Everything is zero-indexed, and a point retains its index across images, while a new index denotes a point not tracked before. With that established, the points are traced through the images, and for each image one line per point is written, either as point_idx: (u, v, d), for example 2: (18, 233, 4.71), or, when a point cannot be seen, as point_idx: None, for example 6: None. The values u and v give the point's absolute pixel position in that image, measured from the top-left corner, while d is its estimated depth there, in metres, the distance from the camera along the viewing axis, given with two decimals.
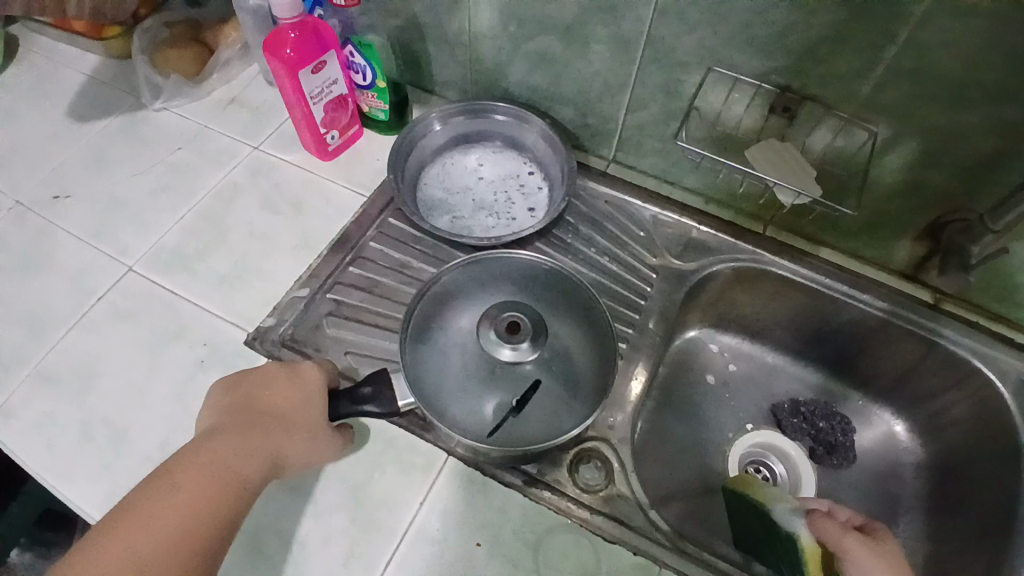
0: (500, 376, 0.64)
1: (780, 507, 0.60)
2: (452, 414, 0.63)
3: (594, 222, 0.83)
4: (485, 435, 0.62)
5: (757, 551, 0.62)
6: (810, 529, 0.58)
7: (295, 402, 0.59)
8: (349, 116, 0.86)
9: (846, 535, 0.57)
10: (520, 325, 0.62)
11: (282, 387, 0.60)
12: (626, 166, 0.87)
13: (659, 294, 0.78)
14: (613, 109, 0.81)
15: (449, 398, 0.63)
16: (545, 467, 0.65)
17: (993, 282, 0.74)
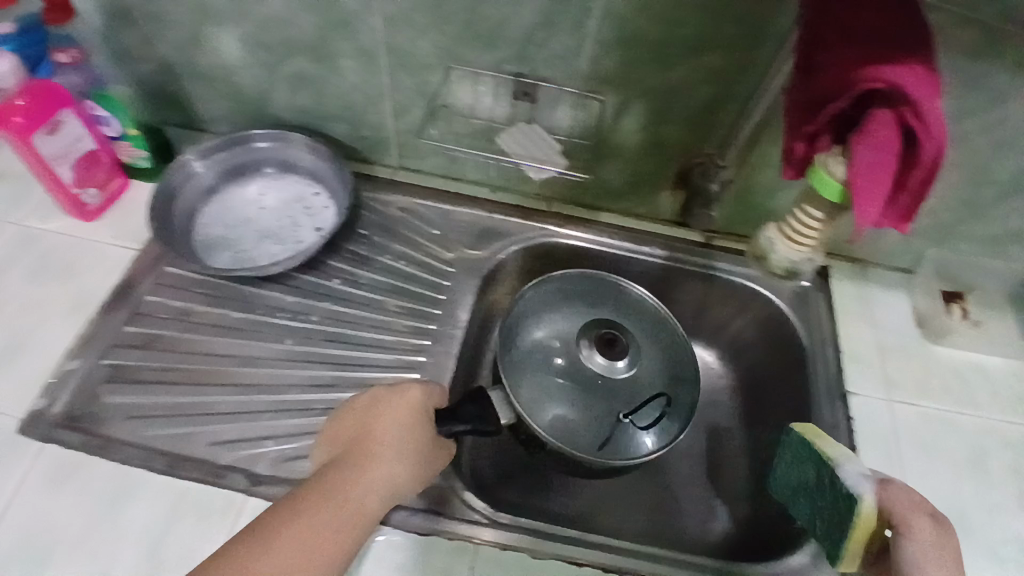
0: (645, 384, 0.73)
1: (850, 468, 0.58)
2: (555, 431, 0.69)
3: (387, 230, 0.85)
4: (593, 450, 0.68)
5: (802, 494, 0.63)
6: (879, 496, 0.56)
7: (411, 428, 0.61)
8: (107, 171, 0.82)
9: (916, 513, 0.54)
10: (617, 340, 0.72)
11: (386, 419, 0.61)
12: (412, 170, 0.89)
13: (458, 287, 0.81)
14: (381, 118, 0.81)
15: (543, 412, 0.70)
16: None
17: (746, 214, 0.83)
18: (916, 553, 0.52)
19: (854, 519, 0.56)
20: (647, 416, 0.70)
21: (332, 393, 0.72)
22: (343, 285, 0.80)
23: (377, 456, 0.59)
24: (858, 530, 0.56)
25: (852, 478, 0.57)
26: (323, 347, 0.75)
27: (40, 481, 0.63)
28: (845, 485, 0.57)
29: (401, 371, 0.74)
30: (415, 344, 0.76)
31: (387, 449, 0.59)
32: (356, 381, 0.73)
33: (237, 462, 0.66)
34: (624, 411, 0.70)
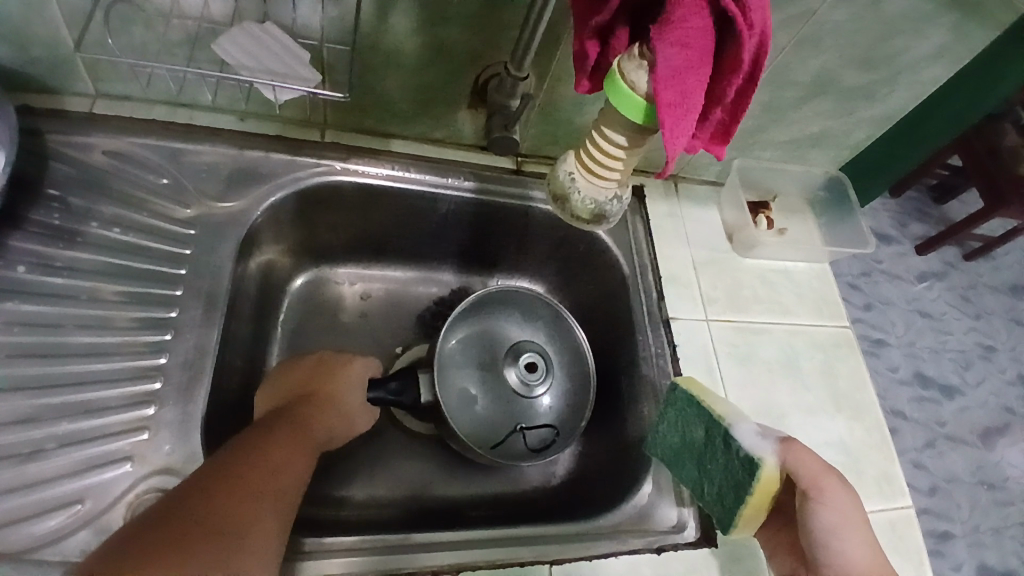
0: (539, 403, 0.74)
1: (747, 429, 0.54)
2: (466, 425, 0.70)
3: (93, 186, 0.61)
4: (487, 447, 0.70)
5: (697, 458, 0.57)
6: (781, 460, 0.53)
7: (339, 395, 0.61)
8: None
9: (823, 473, 0.53)
10: (536, 366, 0.74)
11: (325, 384, 0.61)
12: (117, 96, 0.64)
13: (207, 255, 0.61)
14: (39, 24, 0.55)
15: (469, 408, 0.71)
16: (92, 540, 0.49)
17: (556, 133, 0.73)
18: (826, 518, 0.52)
19: (752, 483, 0.52)
20: (543, 437, 0.72)
21: (37, 429, 0.52)
22: (35, 274, 0.56)
23: (331, 412, 0.60)
24: (758, 495, 0.52)
25: (749, 439, 0.53)
26: (13, 371, 0.53)
27: None
28: (743, 448, 0.53)
29: (131, 383, 0.55)
30: (153, 344, 0.57)
31: (325, 411, 0.59)
32: (74, 407, 0.53)
33: None
34: (522, 423, 0.72)
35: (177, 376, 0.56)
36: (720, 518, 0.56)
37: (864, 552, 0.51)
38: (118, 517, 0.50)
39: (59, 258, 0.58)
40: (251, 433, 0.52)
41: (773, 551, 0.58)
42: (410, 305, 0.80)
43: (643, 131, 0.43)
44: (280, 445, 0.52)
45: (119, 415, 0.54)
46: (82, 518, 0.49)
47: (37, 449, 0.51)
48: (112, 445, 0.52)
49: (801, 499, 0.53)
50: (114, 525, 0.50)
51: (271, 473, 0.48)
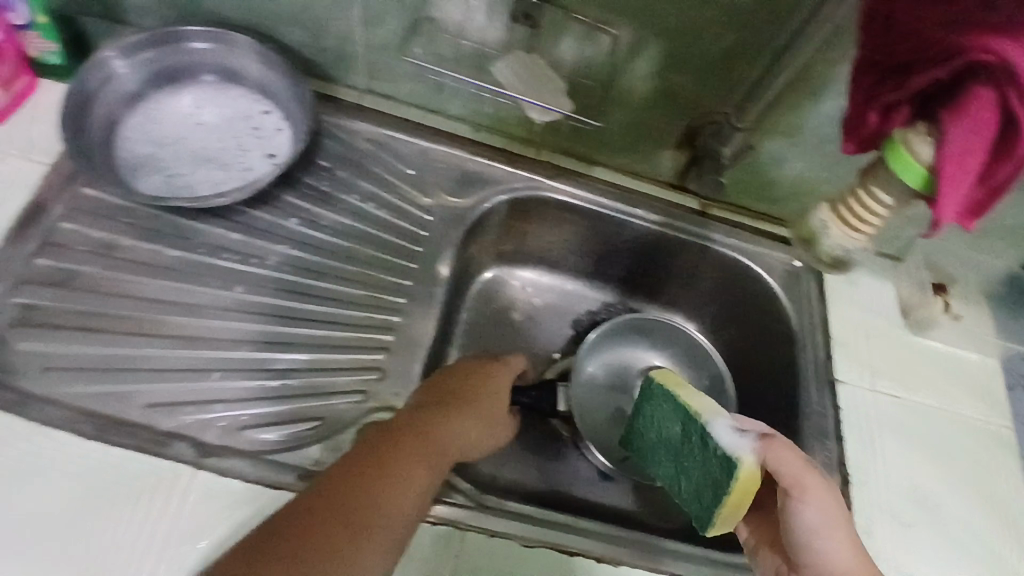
0: None
1: (723, 425, 0.52)
2: (601, 437, 0.77)
3: (354, 165, 0.71)
4: (619, 461, 0.75)
5: (680, 456, 0.57)
6: (758, 454, 0.51)
7: (478, 403, 0.60)
8: (10, 65, 0.65)
9: (804, 471, 0.52)
10: None
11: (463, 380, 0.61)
12: (383, 95, 0.75)
13: (437, 238, 0.70)
14: (348, 27, 0.67)
15: (602, 423, 0.78)
16: (324, 455, 0.56)
17: (751, 182, 0.77)
18: (812, 517, 0.52)
19: (731, 482, 0.51)
20: None
21: (291, 353, 0.61)
22: (303, 227, 0.67)
23: (467, 420, 0.57)
24: (738, 493, 0.51)
25: (725, 437, 0.52)
26: (281, 301, 0.63)
27: None
28: (719, 445, 0.51)
29: (368, 330, 0.63)
30: (390, 302, 0.65)
31: (462, 418, 0.57)
32: (323, 340, 0.62)
33: (184, 429, 0.55)
34: None
35: (406, 332, 0.64)
36: (698, 516, 0.55)
37: (850, 552, 0.51)
38: (346, 439, 0.57)
39: (322, 217, 0.68)
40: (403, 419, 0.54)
41: (757, 545, 0.59)
42: (573, 319, 0.86)
43: (915, 199, 0.45)
44: (412, 453, 0.51)
45: (356, 354, 0.62)
46: (319, 433, 0.58)
47: (291, 369, 0.61)
48: (348, 380, 0.61)
49: (784, 496, 0.53)
50: (344, 445, 0.57)
51: (392, 486, 0.48)
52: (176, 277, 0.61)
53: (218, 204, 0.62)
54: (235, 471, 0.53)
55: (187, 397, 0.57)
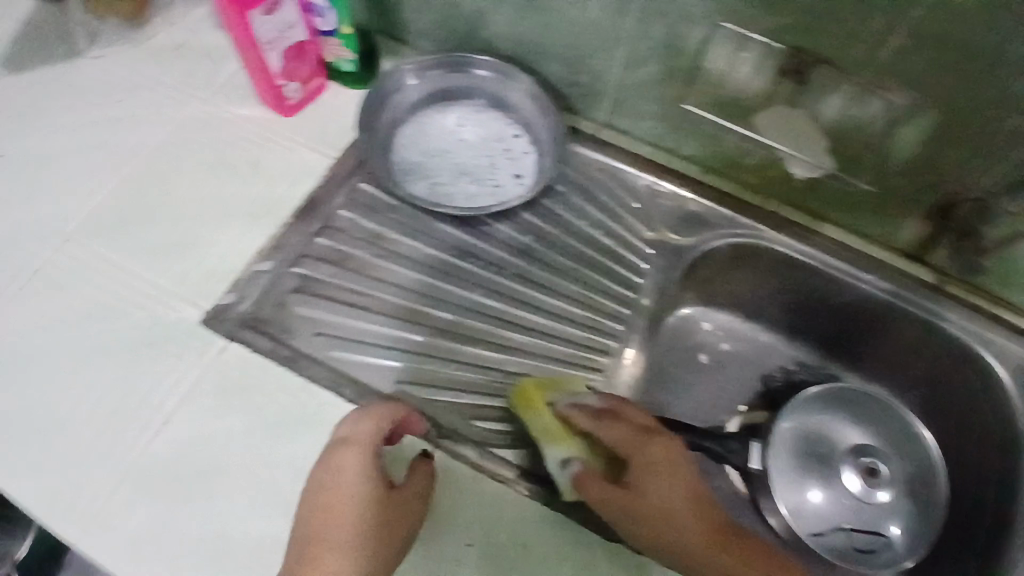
0: (870, 515, 0.72)
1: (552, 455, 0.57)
2: (796, 502, 0.72)
3: (587, 192, 0.73)
4: (812, 532, 0.71)
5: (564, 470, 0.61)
6: (576, 490, 0.55)
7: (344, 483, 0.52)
8: (311, 64, 0.71)
9: (602, 502, 0.53)
10: (875, 471, 0.73)
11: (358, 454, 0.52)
12: (619, 130, 0.75)
13: (658, 276, 0.70)
14: (609, 66, 0.69)
15: (800, 487, 0.73)
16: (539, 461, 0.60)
17: (999, 266, 0.69)
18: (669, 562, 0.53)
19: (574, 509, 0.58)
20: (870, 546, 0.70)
21: (516, 359, 0.66)
22: (539, 245, 0.70)
23: (374, 504, 0.51)
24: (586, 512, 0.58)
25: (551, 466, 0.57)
26: (513, 308, 0.68)
27: (225, 382, 0.60)
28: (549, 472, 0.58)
29: (590, 351, 0.68)
30: (610, 330, 0.69)
31: (351, 506, 0.50)
32: (547, 351, 0.67)
33: (426, 408, 0.62)
34: (851, 525, 0.71)
35: (619, 365, 0.69)
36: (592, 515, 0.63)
37: None
38: None
39: (554, 238, 0.70)
40: (328, 486, 0.52)
41: None
42: (763, 373, 0.83)
43: None
44: (355, 531, 0.49)
45: (573, 372, 0.67)
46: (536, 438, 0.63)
47: (516, 373, 0.65)
48: None
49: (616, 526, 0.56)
50: None
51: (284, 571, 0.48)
52: (425, 270, 0.68)
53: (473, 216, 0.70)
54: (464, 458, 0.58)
55: (433, 378, 0.64)
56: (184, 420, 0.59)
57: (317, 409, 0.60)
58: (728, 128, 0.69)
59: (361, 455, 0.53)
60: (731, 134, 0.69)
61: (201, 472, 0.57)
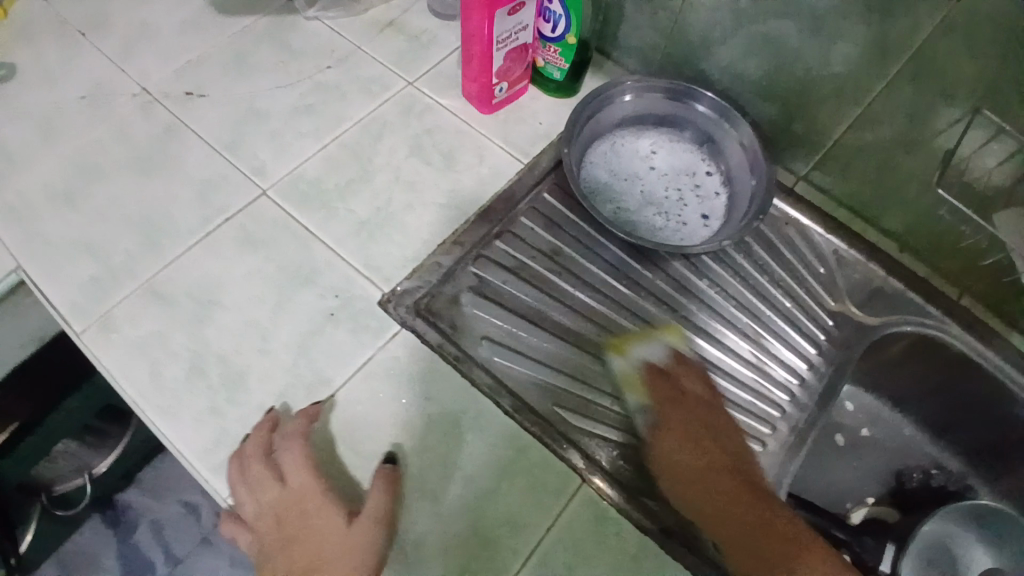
0: None
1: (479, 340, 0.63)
2: None
3: (771, 245, 0.73)
4: None
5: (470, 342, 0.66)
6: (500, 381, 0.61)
7: (316, 506, 0.53)
8: (523, 68, 0.74)
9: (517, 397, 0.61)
10: None
11: (297, 470, 0.54)
12: (816, 186, 0.76)
13: (834, 351, 0.70)
14: (831, 117, 0.69)
15: None
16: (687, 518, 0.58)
17: None
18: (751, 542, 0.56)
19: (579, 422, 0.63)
20: None
21: None
22: (713, 291, 0.69)
23: (305, 527, 0.52)
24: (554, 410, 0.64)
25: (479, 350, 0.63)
26: (680, 355, 0.66)
27: (392, 367, 0.60)
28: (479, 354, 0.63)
29: (750, 418, 0.66)
30: (774, 400, 0.67)
31: (303, 527, 0.52)
32: None
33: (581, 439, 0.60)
34: None
35: (774, 441, 0.66)
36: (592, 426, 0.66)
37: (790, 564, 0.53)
38: None
39: (731, 286, 0.70)
40: (284, 515, 0.53)
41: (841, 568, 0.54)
42: (899, 468, 0.75)
43: None
44: (288, 560, 0.52)
45: None
46: None
47: None
48: None
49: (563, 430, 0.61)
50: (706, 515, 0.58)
51: None
52: (601, 293, 0.67)
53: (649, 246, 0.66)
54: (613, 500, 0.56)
55: (589, 411, 0.61)
56: (348, 400, 0.58)
57: (479, 412, 0.59)
58: (964, 219, 0.67)
59: (294, 476, 0.53)
60: (959, 221, 0.67)
61: (360, 456, 0.56)
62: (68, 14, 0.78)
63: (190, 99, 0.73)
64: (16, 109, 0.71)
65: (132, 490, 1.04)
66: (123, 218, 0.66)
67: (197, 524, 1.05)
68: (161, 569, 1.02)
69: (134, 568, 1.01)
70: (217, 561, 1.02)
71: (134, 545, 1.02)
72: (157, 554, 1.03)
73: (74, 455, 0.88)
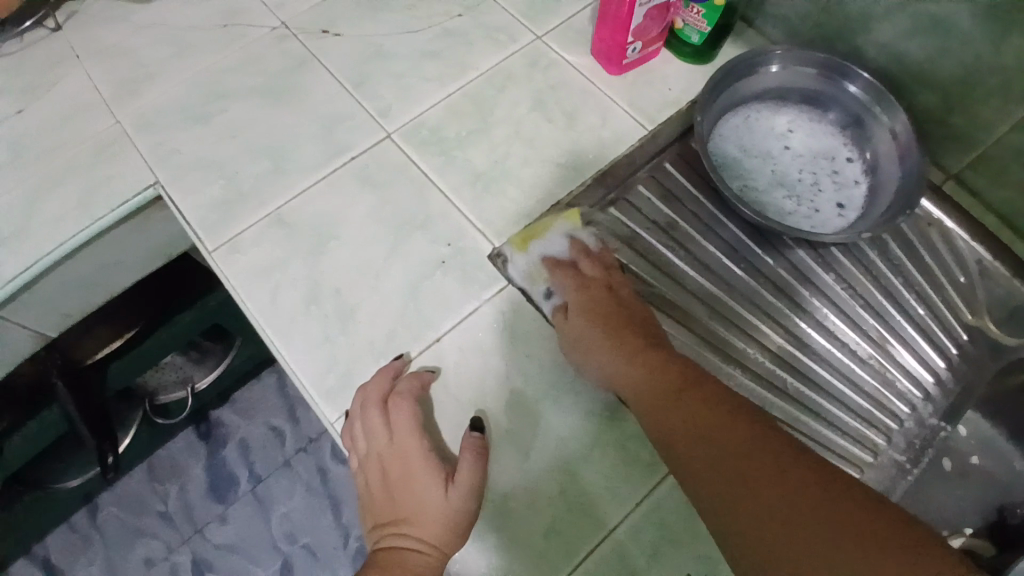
0: None
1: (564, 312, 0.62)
2: None
3: (907, 244, 0.67)
4: None
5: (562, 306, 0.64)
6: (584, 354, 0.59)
7: (415, 462, 0.52)
8: (660, 29, 0.70)
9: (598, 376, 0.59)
10: None
11: (403, 422, 0.54)
12: (967, 187, 0.69)
13: (965, 369, 0.64)
14: (994, 115, 0.62)
15: None
16: None
17: None
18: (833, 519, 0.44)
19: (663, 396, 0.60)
20: None
21: (786, 403, 0.60)
22: (837, 286, 0.65)
23: (402, 480, 0.52)
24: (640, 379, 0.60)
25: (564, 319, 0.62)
26: (793, 348, 0.62)
27: (496, 322, 0.60)
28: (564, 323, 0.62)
29: (862, 426, 0.61)
30: (891, 409, 0.63)
31: (400, 478, 0.52)
32: (813, 406, 0.61)
33: None
34: None
35: (886, 455, 0.62)
36: None
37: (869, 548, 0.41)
38: None
39: (857, 282, 0.65)
40: (386, 463, 0.53)
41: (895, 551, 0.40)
42: (1002, 503, 0.65)
43: None
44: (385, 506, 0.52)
45: (845, 442, 0.60)
46: None
47: (778, 418, 0.60)
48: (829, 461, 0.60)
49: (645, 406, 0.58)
50: None
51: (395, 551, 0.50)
52: (712, 272, 0.64)
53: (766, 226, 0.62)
54: None
55: None
56: (452, 346, 0.59)
57: (577, 379, 0.58)
58: None
59: (400, 426, 0.53)
60: None
61: (458, 404, 0.56)
62: None
63: (324, 37, 0.74)
64: (165, 31, 0.74)
65: (225, 411, 1.11)
66: (253, 144, 0.67)
67: (280, 449, 1.11)
68: (244, 485, 1.09)
69: (217, 482, 1.08)
70: (293, 486, 1.09)
71: (223, 457, 1.09)
72: (239, 471, 1.09)
73: (178, 368, 0.95)
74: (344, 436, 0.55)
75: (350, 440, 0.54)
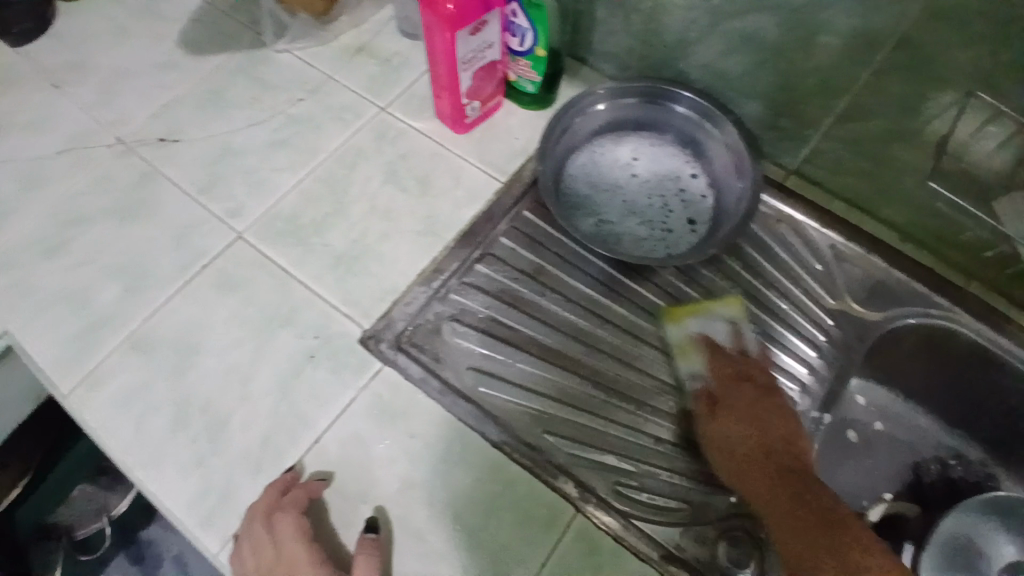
0: None
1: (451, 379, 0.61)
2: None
3: (763, 246, 0.70)
4: None
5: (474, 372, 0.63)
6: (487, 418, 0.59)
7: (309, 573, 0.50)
8: (495, 85, 0.72)
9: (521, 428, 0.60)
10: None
11: (291, 537, 0.51)
12: (808, 179, 0.73)
13: (834, 353, 0.68)
14: (815, 110, 0.66)
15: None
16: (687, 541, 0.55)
17: None
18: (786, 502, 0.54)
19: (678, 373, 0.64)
20: None
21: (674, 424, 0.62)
22: (704, 300, 0.67)
23: None
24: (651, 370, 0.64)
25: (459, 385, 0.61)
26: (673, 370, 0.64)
27: (375, 406, 0.59)
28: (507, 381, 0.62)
29: None
30: None
31: None
32: None
33: (571, 464, 0.58)
34: None
35: None
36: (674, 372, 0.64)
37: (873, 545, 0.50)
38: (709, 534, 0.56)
39: (723, 291, 0.68)
40: None
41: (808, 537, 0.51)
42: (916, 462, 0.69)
43: None
44: None
45: None
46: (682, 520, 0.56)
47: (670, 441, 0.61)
48: None
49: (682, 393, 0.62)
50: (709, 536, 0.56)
51: None
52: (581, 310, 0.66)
53: (623, 254, 0.63)
54: (607, 527, 0.55)
55: (584, 435, 0.60)
56: (334, 440, 0.58)
57: (464, 447, 0.58)
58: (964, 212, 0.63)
59: (289, 539, 0.51)
60: (959, 215, 0.63)
61: (347, 498, 0.55)
62: (37, 66, 0.78)
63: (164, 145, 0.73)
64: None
65: (153, 527, 1.03)
66: (103, 270, 0.66)
67: None
68: None
69: None
70: None
71: None
72: None
73: (89, 499, 0.87)
74: (233, 558, 0.52)
75: (238, 561, 0.51)
